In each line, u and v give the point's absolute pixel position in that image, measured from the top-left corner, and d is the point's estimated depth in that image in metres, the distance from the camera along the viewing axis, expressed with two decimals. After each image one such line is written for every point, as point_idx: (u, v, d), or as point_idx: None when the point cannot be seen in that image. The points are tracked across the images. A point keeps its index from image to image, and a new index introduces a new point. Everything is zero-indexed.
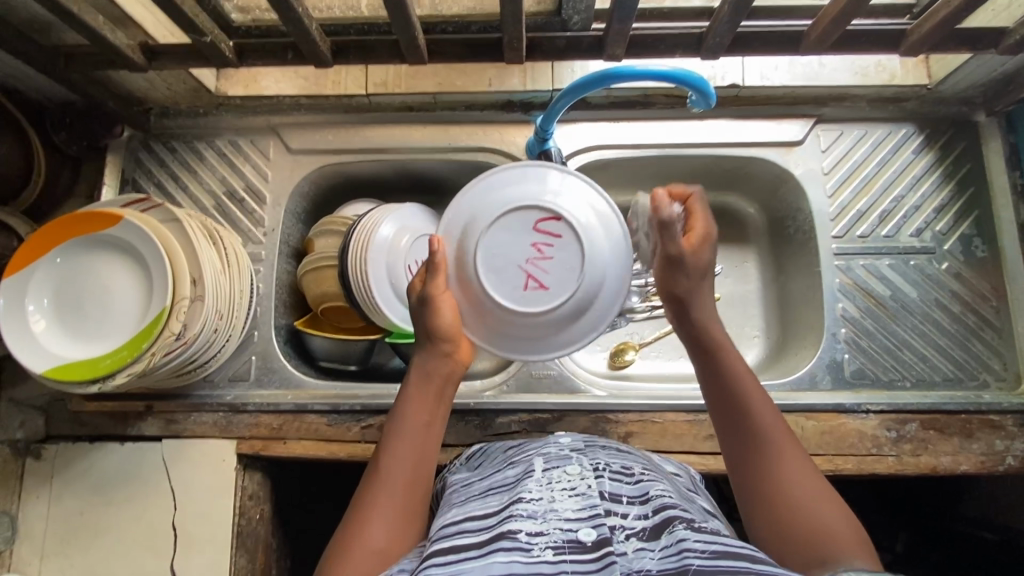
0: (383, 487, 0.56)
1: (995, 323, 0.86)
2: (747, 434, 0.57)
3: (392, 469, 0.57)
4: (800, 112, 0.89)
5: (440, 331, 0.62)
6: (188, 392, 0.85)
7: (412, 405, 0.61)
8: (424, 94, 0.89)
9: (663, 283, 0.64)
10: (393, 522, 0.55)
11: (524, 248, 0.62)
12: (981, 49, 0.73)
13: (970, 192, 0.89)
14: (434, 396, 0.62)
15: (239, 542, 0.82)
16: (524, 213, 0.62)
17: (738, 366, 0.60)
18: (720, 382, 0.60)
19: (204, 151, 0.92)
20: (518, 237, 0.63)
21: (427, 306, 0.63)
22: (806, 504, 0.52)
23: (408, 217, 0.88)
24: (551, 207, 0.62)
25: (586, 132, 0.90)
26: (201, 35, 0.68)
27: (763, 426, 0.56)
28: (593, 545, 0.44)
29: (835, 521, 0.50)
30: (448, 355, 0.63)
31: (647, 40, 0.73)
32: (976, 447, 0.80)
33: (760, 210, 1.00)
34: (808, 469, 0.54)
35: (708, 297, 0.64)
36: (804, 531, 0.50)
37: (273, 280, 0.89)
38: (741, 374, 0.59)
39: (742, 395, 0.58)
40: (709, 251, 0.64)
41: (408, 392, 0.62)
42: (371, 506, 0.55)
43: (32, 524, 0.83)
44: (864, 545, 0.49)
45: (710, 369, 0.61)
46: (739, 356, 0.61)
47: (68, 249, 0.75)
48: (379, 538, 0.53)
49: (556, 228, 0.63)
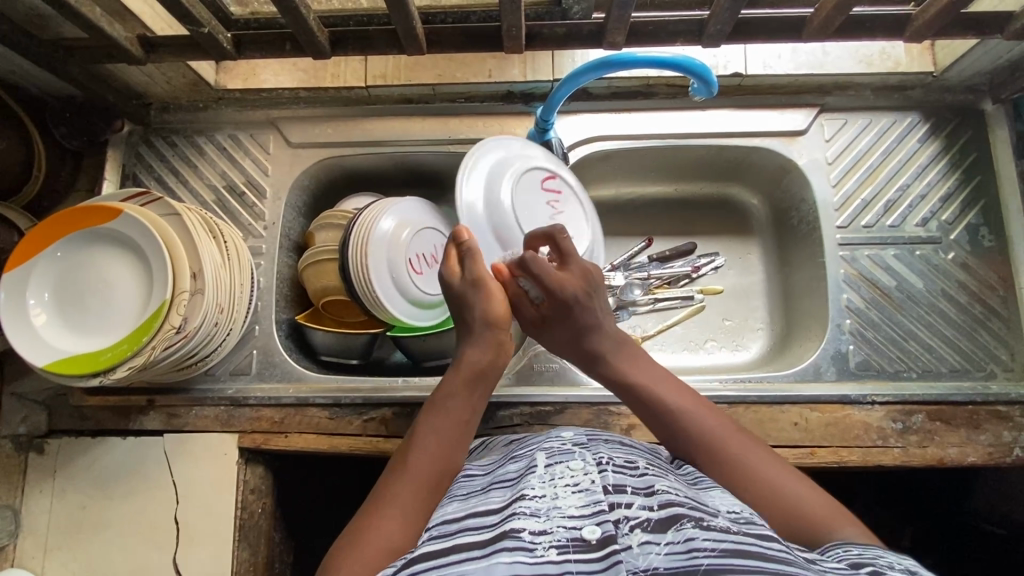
0: (414, 474, 0.56)
1: (1002, 313, 0.85)
2: (693, 445, 0.58)
3: (423, 461, 0.58)
4: (803, 101, 0.88)
5: (490, 318, 0.65)
6: (189, 386, 0.85)
7: (454, 396, 0.62)
8: (424, 86, 0.88)
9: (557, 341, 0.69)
10: (413, 514, 0.54)
11: (538, 201, 0.79)
12: (987, 35, 0.72)
13: (976, 180, 0.88)
14: (468, 385, 0.63)
15: (242, 536, 0.82)
16: (534, 174, 0.79)
17: (661, 388, 0.62)
18: (649, 409, 0.62)
19: (204, 145, 0.92)
20: (533, 192, 0.78)
21: (477, 293, 0.66)
22: (765, 478, 0.54)
23: (409, 210, 0.87)
24: (549, 170, 0.80)
25: (587, 122, 0.89)
26: (198, 26, 0.68)
27: (702, 430, 0.58)
28: (598, 543, 0.43)
29: (803, 495, 0.52)
30: (495, 352, 0.65)
31: (648, 28, 0.72)
32: (983, 438, 0.79)
33: (764, 201, 0.99)
34: (755, 446, 0.57)
35: (602, 339, 0.66)
36: (779, 512, 0.52)
37: (274, 274, 0.89)
38: (666, 392, 0.61)
39: (676, 410, 0.60)
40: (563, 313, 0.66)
41: (448, 380, 0.64)
42: (395, 495, 0.55)
43: (36, 518, 0.83)
44: (846, 517, 0.51)
45: (637, 399, 0.63)
46: (657, 372, 0.64)
47: (69, 243, 0.75)
48: (397, 526, 0.52)
49: (556, 185, 0.81)
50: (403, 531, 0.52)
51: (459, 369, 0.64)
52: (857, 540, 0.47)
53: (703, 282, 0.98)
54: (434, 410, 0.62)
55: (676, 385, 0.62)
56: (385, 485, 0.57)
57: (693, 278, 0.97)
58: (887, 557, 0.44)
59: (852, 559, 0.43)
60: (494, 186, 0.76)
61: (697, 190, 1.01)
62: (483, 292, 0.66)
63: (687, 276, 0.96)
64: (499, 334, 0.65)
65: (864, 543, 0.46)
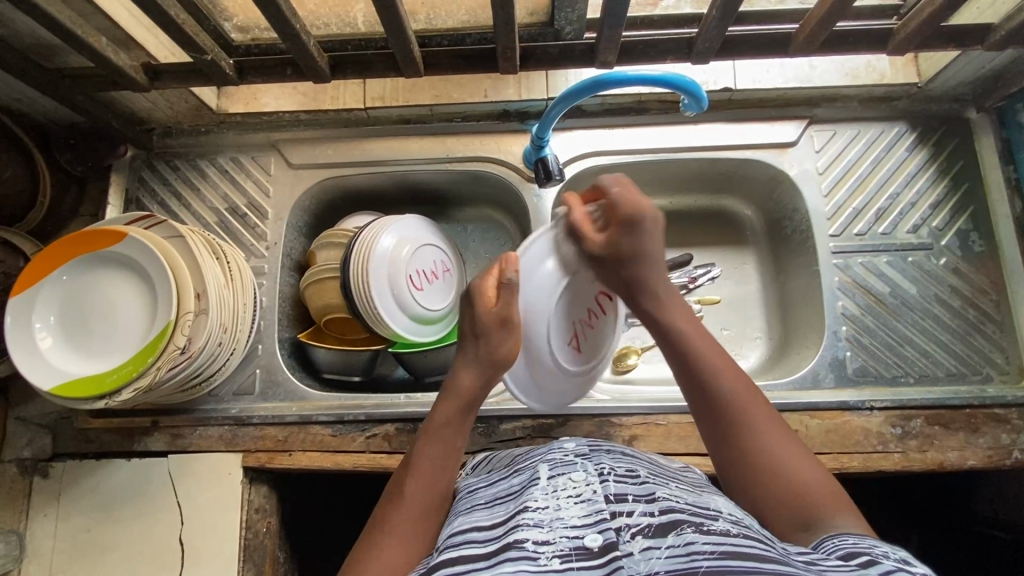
0: (410, 504, 0.57)
1: (995, 316, 0.86)
2: (720, 409, 0.58)
3: (417, 489, 0.58)
4: (793, 113, 0.91)
5: (497, 357, 0.65)
6: (193, 406, 0.86)
7: (446, 424, 0.63)
8: (421, 107, 0.91)
9: (605, 281, 0.67)
10: (412, 543, 0.54)
11: (582, 311, 0.72)
12: (968, 46, 0.74)
13: (964, 187, 0.89)
14: (459, 415, 0.64)
15: (247, 556, 0.82)
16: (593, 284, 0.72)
17: (700, 345, 0.61)
18: (683, 362, 0.61)
19: (206, 168, 0.93)
20: (582, 302, 0.72)
21: (500, 331, 0.65)
22: (776, 458, 0.54)
23: (408, 227, 0.88)
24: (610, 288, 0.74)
25: (582, 139, 0.91)
26: (202, 54, 0.69)
27: (732, 393, 0.58)
28: (600, 550, 0.44)
29: (813, 482, 0.53)
30: (488, 383, 0.66)
31: (638, 47, 0.74)
32: (982, 441, 0.80)
33: (757, 211, 1.01)
34: (780, 428, 0.57)
35: (654, 278, 0.65)
36: (784, 492, 0.52)
37: (276, 294, 0.90)
38: (708, 352, 0.60)
39: (713, 372, 0.59)
40: (629, 236, 0.64)
41: (440, 407, 0.64)
42: (392, 524, 0.55)
43: (40, 543, 0.83)
44: (849, 507, 0.51)
45: (673, 351, 0.62)
46: (698, 330, 0.63)
47: (73, 267, 0.76)
48: (399, 555, 0.53)
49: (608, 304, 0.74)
50: (403, 559, 0.53)
51: (451, 396, 0.65)
52: (852, 530, 0.47)
53: (700, 292, 0.99)
54: (426, 438, 0.62)
55: (715, 348, 0.62)
56: (382, 514, 0.57)
57: (689, 289, 0.97)
58: (883, 546, 0.44)
59: (847, 549, 0.44)
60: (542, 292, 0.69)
61: (691, 203, 1.02)
62: (506, 332, 0.65)
63: (684, 287, 0.97)
64: (498, 372, 0.66)
65: (858, 534, 0.47)
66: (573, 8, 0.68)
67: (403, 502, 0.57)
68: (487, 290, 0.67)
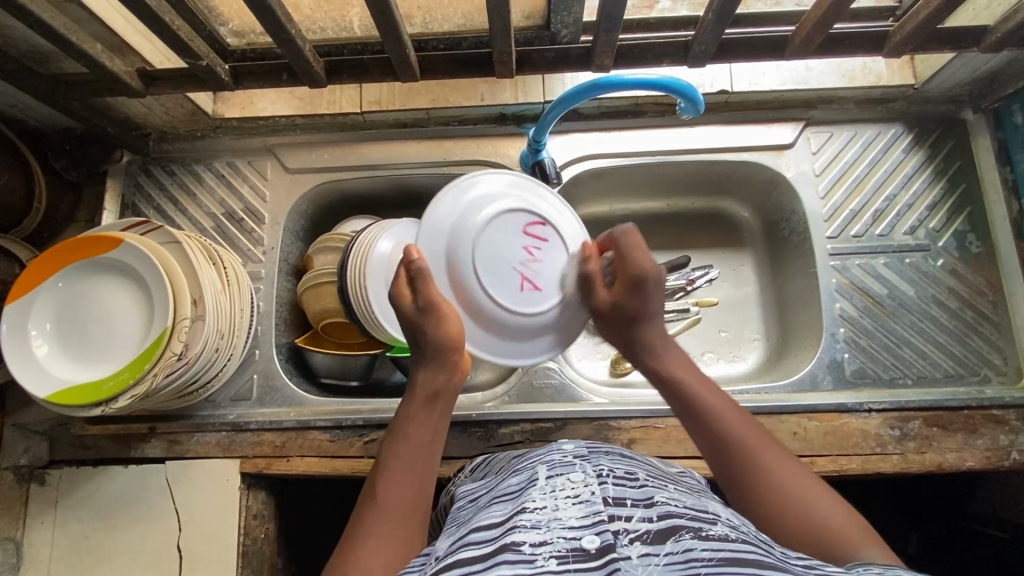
0: (386, 504, 0.56)
1: (993, 318, 0.86)
2: (728, 449, 0.57)
3: (390, 490, 0.57)
4: (789, 115, 0.91)
5: (448, 341, 0.64)
6: (191, 412, 0.85)
7: (413, 421, 0.62)
8: (418, 110, 0.90)
9: (609, 333, 0.70)
10: (394, 544, 0.53)
11: (518, 249, 0.69)
12: (964, 48, 0.74)
13: (960, 188, 0.89)
14: (426, 409, 0.63)
15: (245, 562, 0.81)
16: (518, 218, 0.69)
17: (701, 386, 0.62)
18: (688, 404, 0.62)
19: (203, 173, 0.93)
20: (512, 239, 0.68)
21: (430, 317, 0.64)
22: (791, 491, 0.54)
23: (404, 231, 0.88)
24: (540, 215, 0.70)
25: (579, 142, 0.91)
26: (197, 59, 0.69)
27: (736, 431, 0.58)
28: (597, 552, 0.43)
29: (833, 514, 0.52)
30: (451, 374, 0.65)
31: (635, 50, 0.74)
32: (980, 443, 0.80)
33: (755, 213, 1.01)
34: (789, 460, 0.57)
35: (655, 333, 0.67)
36: (805, 528, 0.52)
37: (273, 299, 0.90)
38: (703, 390, 0.62)
39: (717, 409, 0.60)
40: (635, 296, 0.66)
41: (405, 406, 0.64)
42: (370, 529, 0.54)
43: (36, 550, 0.82)
44: (869, 535, 0.51)
45: (678, 394, 0.63)
46: (695, 370, 0.65)
47: (68, 273, 0.75)
48: (379, 558, 0.51)
49: (545, 232, 0.70)
50: (385, 562, 0.51)
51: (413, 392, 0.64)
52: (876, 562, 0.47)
53: (700, 294, 0.99)
54: (394, 438, 0.61)
55: (713, 386, 0.63)
56: (358, 520, 0.56)
57: (688, 291, 0.97)
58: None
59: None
60: (455, 240, 0.67)
61: (689, 205, 1.02)
62: (441, 317, 0.64)
63: (682, 289, 0.96)
64: (452, 356, 0.65)
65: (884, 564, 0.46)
66: (568, 11, 0.67)
67: (379, 504, 0.56)
68: (401, 288, 0.65)
